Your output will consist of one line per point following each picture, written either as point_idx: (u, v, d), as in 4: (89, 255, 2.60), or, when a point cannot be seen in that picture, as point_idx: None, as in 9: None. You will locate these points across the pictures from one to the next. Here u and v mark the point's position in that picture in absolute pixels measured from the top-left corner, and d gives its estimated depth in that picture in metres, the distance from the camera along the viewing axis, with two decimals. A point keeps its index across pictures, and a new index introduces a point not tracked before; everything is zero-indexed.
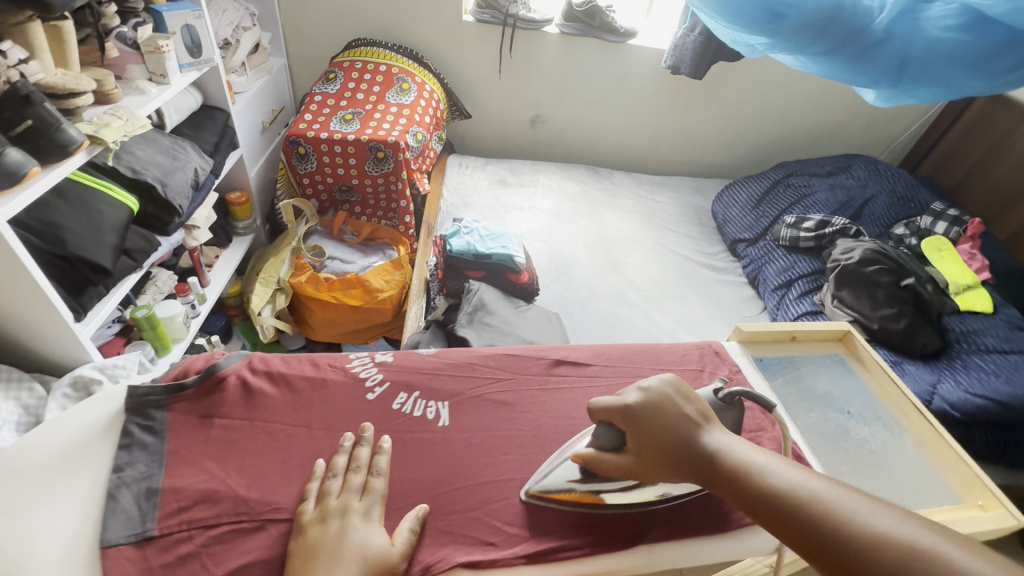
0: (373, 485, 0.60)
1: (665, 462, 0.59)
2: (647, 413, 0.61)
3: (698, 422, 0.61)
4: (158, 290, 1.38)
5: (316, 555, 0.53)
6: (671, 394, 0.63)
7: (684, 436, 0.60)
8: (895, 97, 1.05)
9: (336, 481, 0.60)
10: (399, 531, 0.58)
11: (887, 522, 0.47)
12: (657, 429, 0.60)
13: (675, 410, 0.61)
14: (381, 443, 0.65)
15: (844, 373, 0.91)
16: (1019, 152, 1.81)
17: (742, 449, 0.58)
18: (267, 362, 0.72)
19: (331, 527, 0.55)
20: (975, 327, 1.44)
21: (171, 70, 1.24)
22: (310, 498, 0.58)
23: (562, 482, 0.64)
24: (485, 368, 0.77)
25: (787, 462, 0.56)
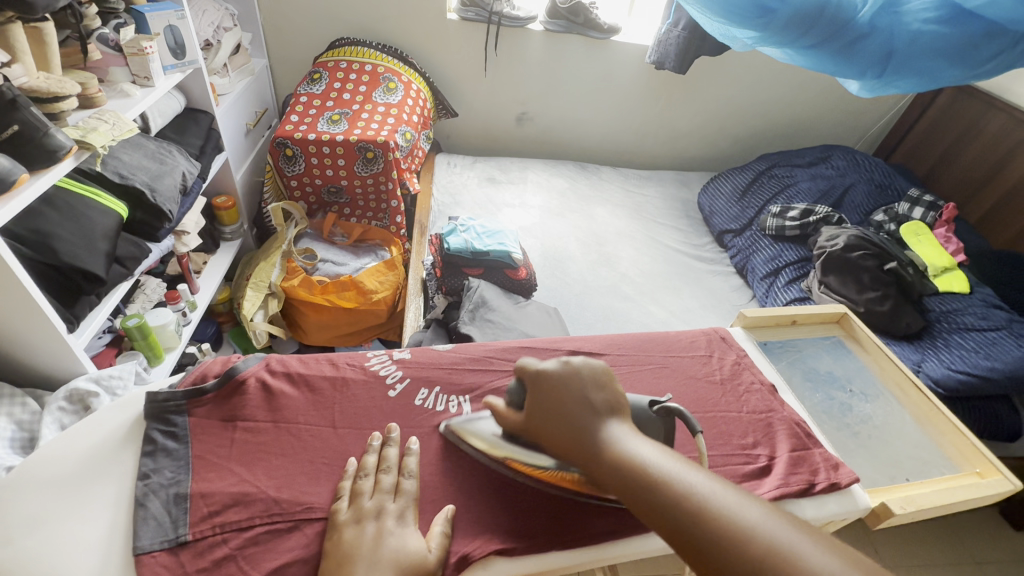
0: (406, 486, 0.60)
1: (554, 437, 0.57)
2: (550, 388, 0.60)
3: (600, 406, 0.58)
4: (147, 298, 1.35)
5: (355, 555, 0.53)
6: (581, 374, 0.61)
7: (579, 417, 0.57)
8: (878, 87, 1.10)
9: (367, 481, 0.60)
10: (433, 532, 0.58)
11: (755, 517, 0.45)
12: (554, 406, 0.59)
13: (578, 392, 0.59)
14: (410, 445, 0.65)
15: (842, 354, 0.95)
16: (986, 139, 1.89)
17: (632, 439, 0.55)
18: (285, 363, 0.71)
19: (368, 528, 0.55)
20: (954, 307, 1.50)
21: (155, 72, 1.22)
22: (344, 497, 0.58)
23: (486, 433, 0.65)
24: (501, 361, 0.78)
25: (674, 457, 0.53)
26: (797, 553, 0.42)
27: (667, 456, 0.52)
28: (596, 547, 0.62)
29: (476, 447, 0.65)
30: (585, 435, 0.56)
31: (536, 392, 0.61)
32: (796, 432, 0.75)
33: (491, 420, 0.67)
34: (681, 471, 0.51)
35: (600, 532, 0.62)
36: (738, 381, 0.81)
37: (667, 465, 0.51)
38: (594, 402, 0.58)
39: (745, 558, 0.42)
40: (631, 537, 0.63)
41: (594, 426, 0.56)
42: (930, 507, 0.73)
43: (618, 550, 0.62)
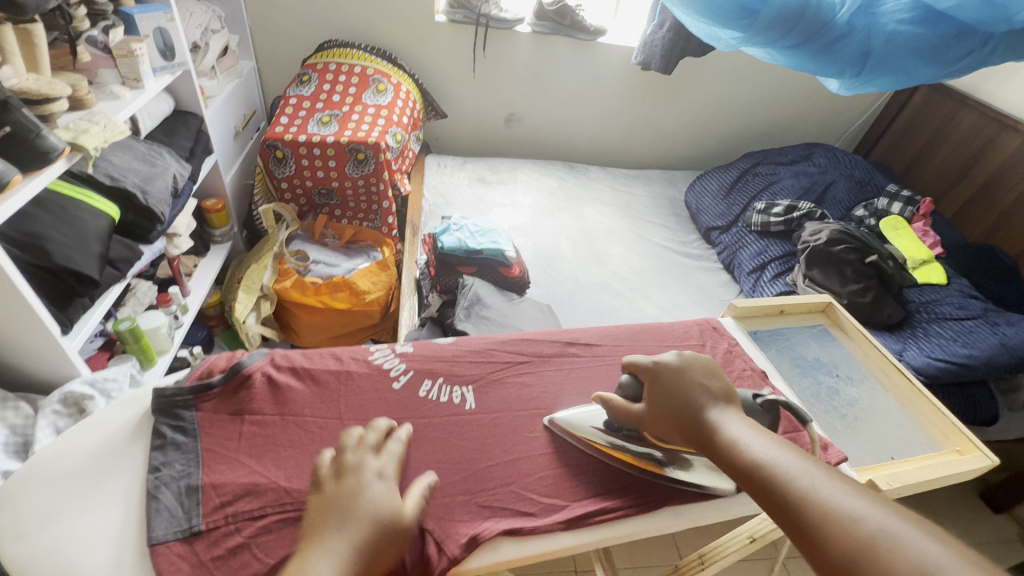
0: (391, 448, 0.61)
1: (672, 421, 0.63)
2: (663, 380, 0.66)
3: (716, 396, 0.64)
4: (138, 302, 1.33)
5: (330, 507, 0.53)
6: (694, 367, 0.67)
7: (698, 403, 0.63)
8: (857, 86, 1.14)
9: (352, 439, 0.60)
10: (414, 494, 0.58)
11: (861, 507, 0.47)
12: (671, 392, 0.65)
13: (693, 381, 0.65)
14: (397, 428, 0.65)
15: (828, 341, 0.98)
16: (959, 136, 1.96)
17: (746, 426, 0.59)
18: (290, 358, 0.72)
19: (348, 482, 0.55)
20: (933, 297, 1.56)
21: (145, 74, 1.21)
22: (326, 455, 0.58)
23: (593, 428, 0.69)
24: (501, 352, 0.79)
25: (788, 446, 0.56)
26: (905, 542, 0.43)
27: (780, 446, 0.56)
28: (599, 527, 0.64)
29: (586, 441, 0.69)
30: (701, 418, 0.61)
31: (662, 379, 0.66)
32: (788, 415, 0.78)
33: (597, 413, 0.71)
34: (792, 462, 0.53)
35: (604, 512, 0.64)
36: (730, 368, 0.84)
37: (778, 454, 0.54)
38: (709, 390, 0.64)
39: (845, 540, 0.45)
40: (636, 516, 0.65)
41: (708, 412, 0.62)
42: (915, 483, 0.76)
43: (624, 530, 0.64)
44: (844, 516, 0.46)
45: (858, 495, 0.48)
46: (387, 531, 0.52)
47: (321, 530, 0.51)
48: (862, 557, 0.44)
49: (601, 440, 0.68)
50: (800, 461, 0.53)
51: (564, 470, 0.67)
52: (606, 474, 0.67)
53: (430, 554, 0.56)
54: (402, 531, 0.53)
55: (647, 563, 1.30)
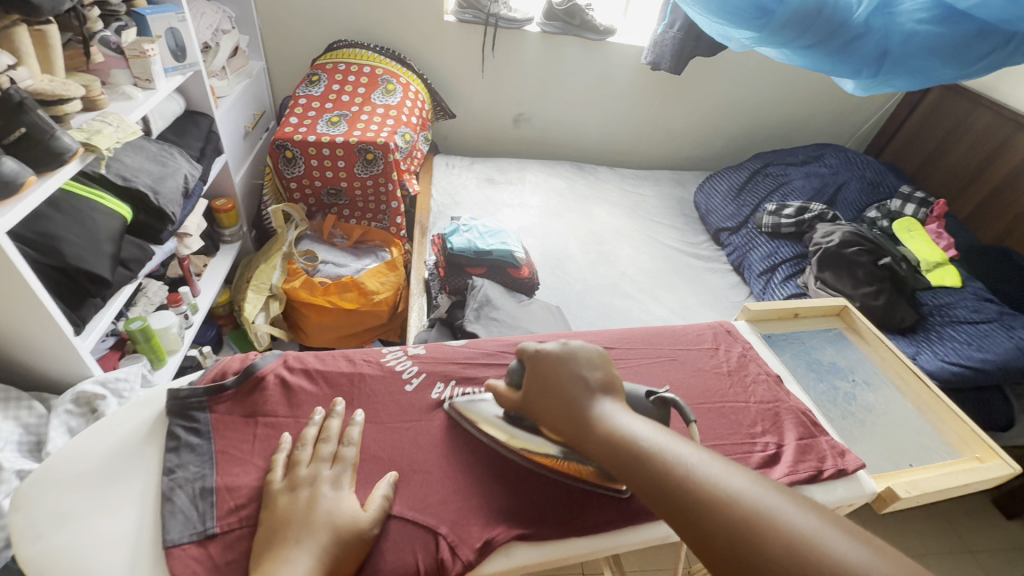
0: (345, 454, 0.61)
1: (555, 419, 0.60)
2: (546, 372, 0.63)
3: (594, 386, 0.61)
4: (149, 301, 1.34)
5: (287, 521, 0.54)
6: (576, 358, 0.64)
7: (576, 396, 0.60)
8: (872, 86, 1.12)
9: (305, 450, 0.61)
10: (372, 498, 0.58)
11: (738, 485, 0.48)
12: (552, 387, 0.62)
13: (573, 374, 0.62)
14: (354, 416, 0.66)
15: (844, 345, 0.97)
16: (973, 137, 1.94)
17: (624, 415, 0.58)
18: (302, 360, 0.72)
19: (303, 494, 0.56)
20: (947, 300, 1.54)
21: (157, 75, 1.22)
22: (278, 468, 0.59)
23: (490, 415, 0.67)
24: (513, 354, 0.79)
25: (666, 430, 0.56)
26: (778, 514, 0.45)
27: (655, 431, 0.55)
28: (610, 535, 0.63)
29: (490, 436, 0.66)
30: (583, 411, 0.59)
31: (541, 370, 0.64)
32: (803, 421, 0.77)
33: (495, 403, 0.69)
34: (671, 444, 0.53)
35: (613, 520, 0.62)
36: (745, 372, 0.83)
37: (660, 439, 0.54)
38: (590, 381, 0.61)
39: (728, 520, 0.45)
40: (644, 524, 0.64)
41: (587, 405, 0.59)
42: (935, 491, 0.74)
43: (639, 536, 0.63)
44: (725, 499, 0.47)
45: (736, 475, 0.49)
46: (348, 540, 0.53)
47: (280, 546, 0.52)
48: (744, 534, 0.44)
49: (497, 427, 0.66)
50: (681, 446, 0.53)
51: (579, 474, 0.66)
52: None
53: (444, 558, 0.56)
54: (362, 538, 0.54)
55: (655, 567, 1.29)
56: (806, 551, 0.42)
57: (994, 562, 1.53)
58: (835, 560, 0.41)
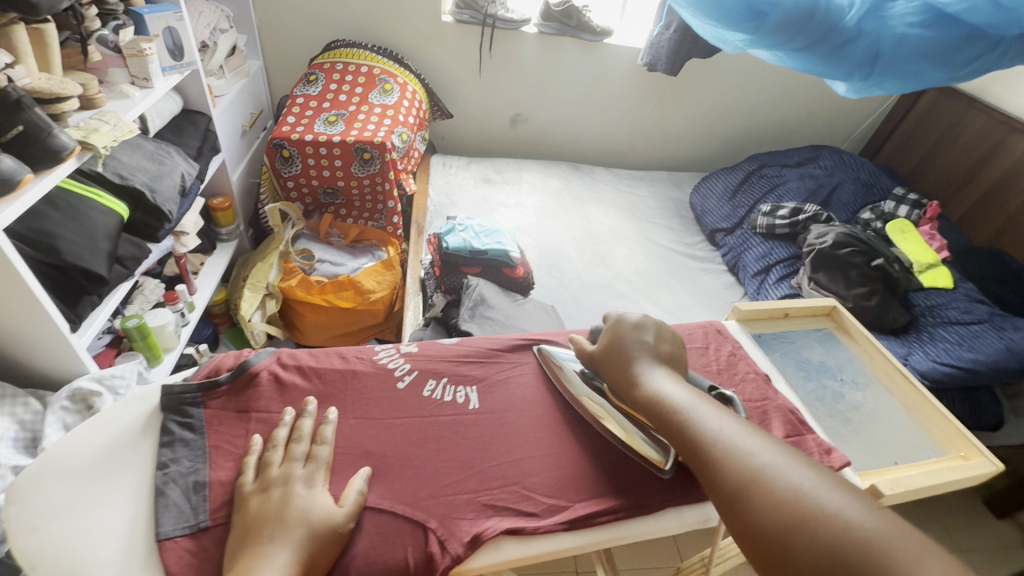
0: (318, 453, 0.61)
1: (612, 375, 0.68)
2: (617, 334, 0.71)
3: (649, 350, 0.69)
4: (146, 299, 1.35)
5: (259, 521, 0.54)
6: (649, 328, 0.71)
7: (636, 357, 0.68)
8: (865, 89, 1.13)
9: (276, 452, 0.61)
10: (346, 494, 0.58)
11: (754, 446, 0.55)
12: (614, 349, 0.70)
13: (640, 340, 0.69)
14: (327, 414, 0.66)
15: (833, 345, 0.98)
16: (966, 139, 1.95)
17: (670, 378, 0.65)
18: (296, 357, 0.73)
19: (275, 494, 0.56)
20: (938, 301, 1.55)
21: (154, 73, 1.23)
22: (249, 470, 0.59)
23: (571, 371, 0.75)
24: (504, 352, 0.79)
25: (704, 396, 0.63)
26: (780, 470, 0.52)
27: (697, 394, 0.62)
28: (600, 528, 0.63)
29: (611, 431, 0.69)
30: (636, 370, 0.66)
31: (611, 334, 0.71)
32: (791, 419, 0.78)
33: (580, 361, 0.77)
34: (704, 407, 0.61)
35: (605, 512, 0.63)
36: (734, 371, 0.84)
37: (694, 401, 0.61)
38: (648, 346, 0.69)
39: (739, 471, 0.53)
40: (669, 507, 0.66)
41: (641, 365, 0.67)
42: (919, 489, 0.75)
43: (628, 531, 0.64)
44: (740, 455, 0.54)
45: (753, 437, 0.56)
46: (323, 536, 0.54)
47: (255, 544, 0.52)
48: (752, 483, 0.52)
49: (617, 424, 0.69)
50: (711, 409, 0.61)
51: (572, 470, 0.66)
52: (609, 476, 0.66)
53: (433, 552, 0.57)
54: (338, 534, 0.55)
55: (648, 565, 1.30)
56: (802, 502, 0.49)
57: (982, 561, 1.55)
58: (831, 514, 0.47)
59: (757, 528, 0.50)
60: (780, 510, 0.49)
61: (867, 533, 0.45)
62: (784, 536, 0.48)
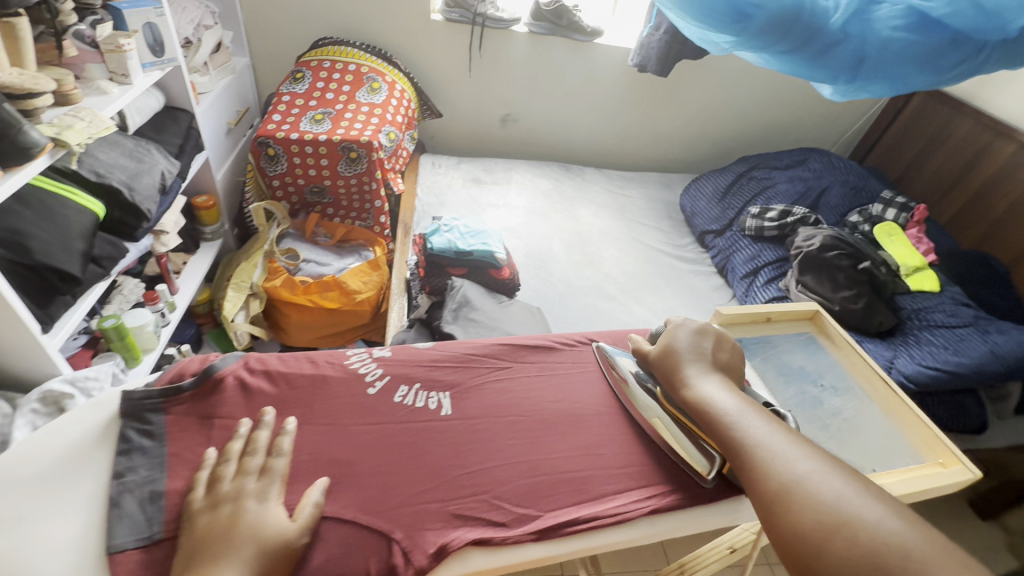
0: (273, 466, 0.60)
1: (665, 378, 0.71)
2: (675, 337, 0.74)
3: (703, 355, 0.72)
4: (125, 299, 1.33)
5: (207, 537, 0.52)
6: (710, 335, 0.75)
7: (693, 361, 0.71)
8: (850, 92, 1.13)
9: (230, 465, 0.59)
10: (302, 507, 0.57)
11: (796, 455, 0.57)
12: (668, 353, 0.73)
13: (697, 344, 0.73)
14: (284, 425, 0.64)
15: (814, 349, 0.97)
16: (955, 143, 1.96)
17: (721, 383, 0.68)
18: (264, 362, 0.71)
19: (224, 511, 0.54)
20: (925, 304, 1.55)
21: (133, 70, 1.20)
22: (200, 486, 0.57)
23: (628, 371, 0.77)
24: (479, 357, 0.78)
25: (751, 403, 0.66)
26: (820, 480, 0.54)
27: (746, 401, 0.65)
28: (571, 538, 0.61)
29: (661, 437, 0.71)
30: (687, 373, 0.69)
31: (668, 338, 0.75)
32: None
33: (633, 361, 0.80)
34: (751, 415, 0.63)
35: (578, 521, 0.61)
36: None
37: (741, 408, 0.64)
38: (702, 352, 0.72)
39: (782, 478, 0.56)
40: (696, 508, 0.67)
41: (693, 369, 0.70)
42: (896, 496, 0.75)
43: (601, 541, 0.62)
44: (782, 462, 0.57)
45: (795, 446, 0.59)
46: (275, 552, 0.52)
47: (202, 564, 0.50)
48: (794, 489, 0.54)
49: (670, 432, 0.70)
50: (757, 417, 0.63)
51: (543, 479, 0.65)
52: (583, 484, 0.65)
53: (397, 564, 0.55)
54: (290, 549, 0.53)
55: (634, 567, 1.30)
56: (841, 511, 0.51)
57: None
58: (869, 526, 0.49)
59: (794, 530, 0.52)
60: (820, 517, 0.51)
61: (906, 547, 0.47)
62: (821, 541, 0.50)
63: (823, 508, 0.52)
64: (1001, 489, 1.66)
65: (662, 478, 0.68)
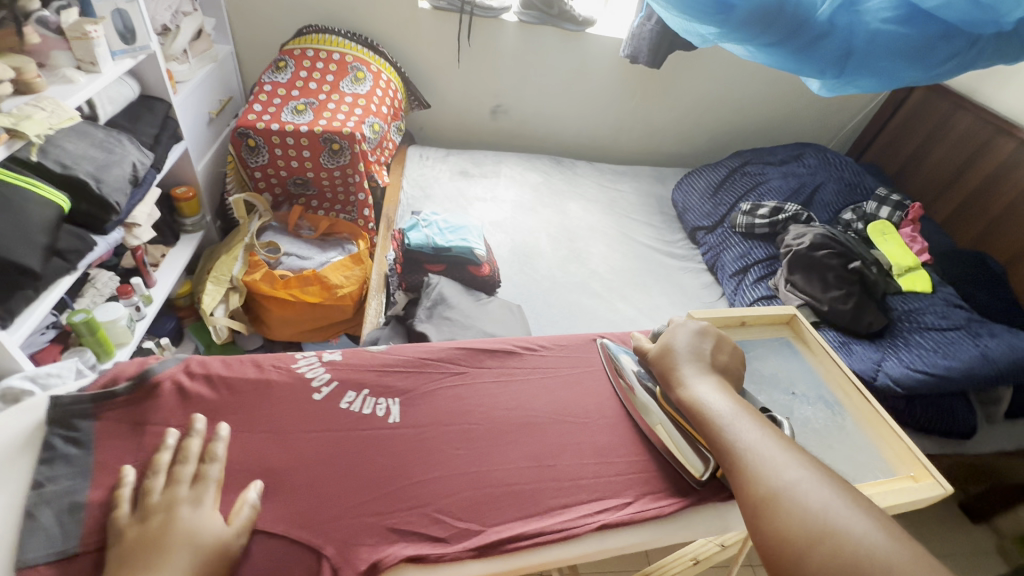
0: (207, 472, 0.57)
1: (662, 378, 0.72)
2: (674, 338, 0.75)
3: (703, 355, 0.72)
4: (98, 292, 1.31)
5: (137, 549, 0.50)
6: (710, 336, 0.76)
7: (691, 362, 0.71)
8: (839, 87, 1.09)
9: (159, 477, 0.56)
10: (237, 511, 0.55)
11: (785, 460, 0.58)
12: (666, 353, 0.73)
13: (697, 345, 0.74)
14: (216, 431, 0.62)
15: (788, 354, 0.94)
16: (953, 139, 1.91)
17: (717, 384, 0.68)
18: (206, 366, 0.69)
19: (154, 521, 0.52)
20: (916, 306, 1.52)
21: (102, 57, 1.17)
22: (125, 500, 0.54)
23: (630, 369, 0.78)
24: (435, 362, 0.76)
25: (745, 405, 0.66)
26: (809, 488, 0.54)
27: (740, 403, 0.65)
28: (514, 555, 0.59)
29: (659, 439, 0.70)
30: (683, 374, 0.70)
31: (668, 338, 0.75)
32: None
33: (635, 359, 0.80)
34: (743, 417, 0.63)
35: (522, 536, 0.59)
36: None
37: (736, 409, 0.64)
38: (700, 351, 0.73)
39: (769, 483, 0.56)
40: (646, 523, 0.64)
41: (691, 369, 0.70)
42: None
43: (547, 557, 0.59)
44: (770, 467, 0.57)
45: (786, 452, 0.59)
46: (213, 557, 0.51)
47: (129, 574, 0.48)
48: (781, 495, 0.54)
49: (666, 433, 0.70)
50: (751, 420, 0.63)
51: (488, 492, 0.62)
52: (531, 498, 0.63)
53: None
54: (226, 553, 0.52)
55: (611, 570, 1.29)
56: (827, 520, 0.51)
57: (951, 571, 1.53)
58: (854, 537, 0.49)
59: (778, 538, 0.52)
60: (805, 525, 0.51)
61: (891, 562, 0.47)
62: (805, 550, 0.50)
63: (808, 516, 0.52)
64: (990, 492, 1.63)
65: (614, 491, 0.66)
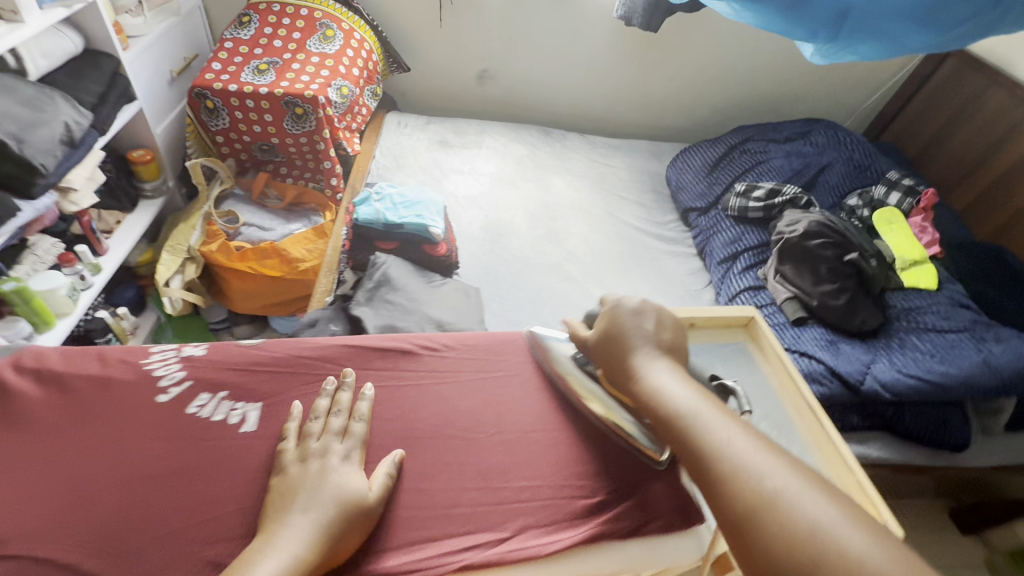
0: (355, 429, 0.62)
1: (611, 369, 0.65)
2: (619, 319, 0.67)
3: (651, 340, 0.65)
4: (38, 260, 1.26)
5: (293, 491, 0.55)
6: (653, 312, 0.68)
7: (638, 347, 0.64)
8: (834, 53, 0.93)
9: (318, 423, 0.61)
10: (377, 475, 0.58)
11: (762, 464, 0.51)
12: (610, 340, 0.66)
13: (639, 326, 0.66)
14: (363, 391, 0.66)
15: (741, 363, 0.84)
16: (983, 119, 1.72)
17: (669, 374, 0.61)
18: (40, 359, 0.65)
19: (312, 466, 0.57)
20: (916, 304, 1.39)
21: (24, 6, 1.09)
22: (290, 438, 0.60)
23: (565, 354, 0.72)
24: (311, 363, 0.69)
25: (707, 396, 0.59)
26: (795, 496, 0.48)
27: (703, 396, 0.58)
28: None
29: (608, 424, 0.66)
30: (633, 363, 0.63)
31: (608, 321, 0.68)
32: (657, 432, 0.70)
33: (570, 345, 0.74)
34: (709, 411, 0.56)
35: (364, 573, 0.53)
36: None
37: (700, 404, 0.57)
38: (646, 335, 0.65)
39: (749, 492, 0.49)
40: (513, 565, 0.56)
41: (639, 358, 0.63)
42: None
43: None
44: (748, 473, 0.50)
45: (763, 453, 0.52)
46: (352, 514, 0.54)
47: (285, 511, 0.53)
48: (765, 508, 0.48)
49: (616, 417, 0.66)
50: (720, 417, 0.56)
51: None
52: (390, 527, 0.56)
53: None
54: (368, 514, 0.55)
55: None
56: (818, 536, 0.45)
57: None
58: (850, 556, 0.43)
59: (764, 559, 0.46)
60: (794, 543, 0.45)
61: None
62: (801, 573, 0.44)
63: (798, 533, 0.45)
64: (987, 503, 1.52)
65: (490, 522, 0.59)
